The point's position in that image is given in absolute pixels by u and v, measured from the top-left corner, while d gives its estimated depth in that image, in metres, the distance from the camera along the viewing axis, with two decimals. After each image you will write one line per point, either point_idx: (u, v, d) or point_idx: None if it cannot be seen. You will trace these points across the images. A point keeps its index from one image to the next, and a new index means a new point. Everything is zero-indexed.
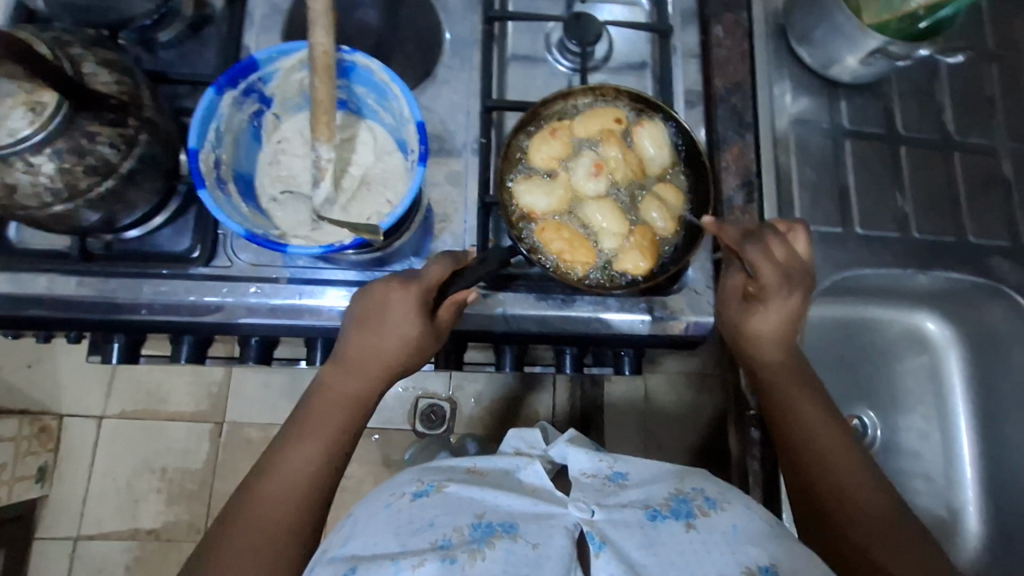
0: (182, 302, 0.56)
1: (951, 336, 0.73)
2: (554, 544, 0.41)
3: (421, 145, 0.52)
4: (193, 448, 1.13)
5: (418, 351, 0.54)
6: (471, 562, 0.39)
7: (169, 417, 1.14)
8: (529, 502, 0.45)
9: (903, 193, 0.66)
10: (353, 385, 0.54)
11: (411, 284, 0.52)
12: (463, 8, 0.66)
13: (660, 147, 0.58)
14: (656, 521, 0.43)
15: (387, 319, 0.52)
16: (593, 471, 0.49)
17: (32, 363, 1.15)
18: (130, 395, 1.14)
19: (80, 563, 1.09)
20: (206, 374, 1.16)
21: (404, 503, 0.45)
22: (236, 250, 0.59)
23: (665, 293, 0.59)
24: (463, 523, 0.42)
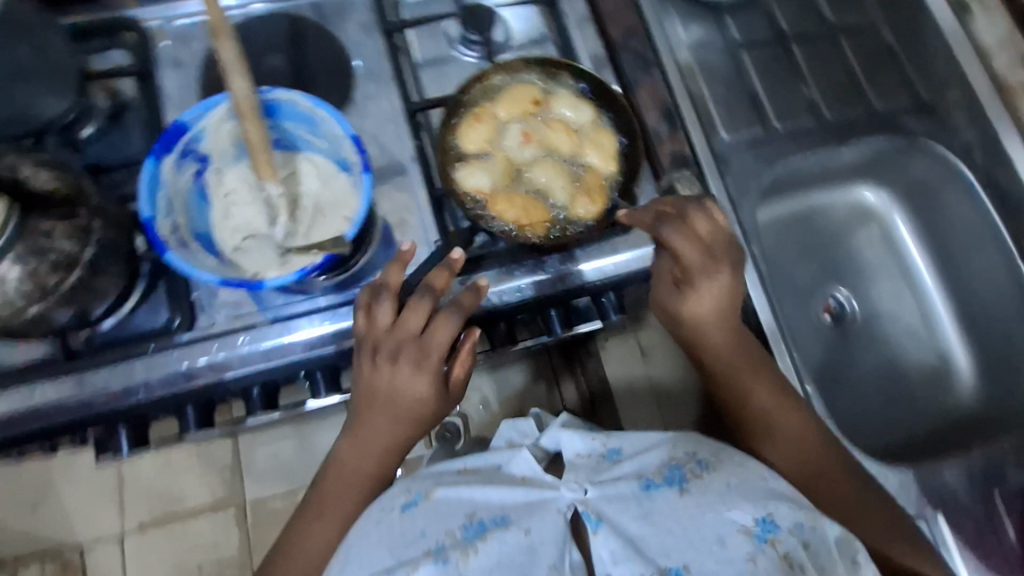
0: (177, 371, 0.58)
1: (890, 199, 0.78)
2: (544, 528, 0.43)
3: (361, 155, 0.55)
4: (222, 537, 1.12)
5: (427, 420, 0.59)
6: (463, 560, 0.42)
7: (190, 513, 1.12)
8: (520, 492, 0.46)
9: (807, 84, 0.71)
10: (365, 464, 0.59)
11: (419, 363, 0.55)
12: (363, 31, 0.69)
13: (577, 107, 0.62)
14: (650, 490, 0.44)
15: (397, 389, 0.56)
16: (587, 453, 0.50)
17: (36, 503, 1.12)
18: (145, 505, 1.12)
19: None
20: (214, 460, 1.14)
21: (395, 516, 0.47)
22: (214, 308, 0.60)
23: (624, 230, 0.62)
24: (455, 525, 0.44)
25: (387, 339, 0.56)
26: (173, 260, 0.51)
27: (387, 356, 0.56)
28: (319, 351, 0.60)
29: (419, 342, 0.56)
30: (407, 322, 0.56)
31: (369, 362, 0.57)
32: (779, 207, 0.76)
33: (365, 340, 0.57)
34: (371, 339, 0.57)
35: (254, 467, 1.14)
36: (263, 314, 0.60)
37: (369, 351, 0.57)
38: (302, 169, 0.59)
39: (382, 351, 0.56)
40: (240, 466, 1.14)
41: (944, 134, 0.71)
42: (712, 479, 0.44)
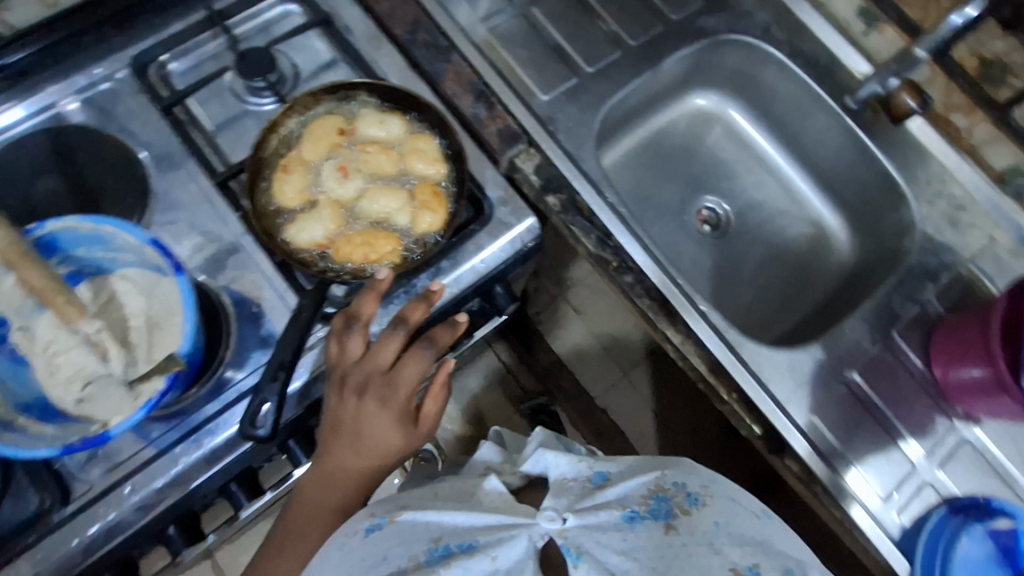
0: (69, 552, 0.52)
1: (720, 98, 0.80)
2: (512, 554, 0.41)
3: (168, 258, 0.50)
4: None
5: (401, 455, 0.54)
6: None
7: None
8: (493, 517, 0.44)
9: (602, 18, 0.72)
10: (332, 498, 0.53)
11: (384, 399, 0.51)
12: (140, 118, 0.63)
13: (382, 122, 0.60)
14: (636, 523, 0.42)
15: (363, 424, 0.51)
16: (573, 476, 0.49)
17: None
18: None
19: None
20: None
21: (356, 541, 0.45)
22: (85, 468, 0.54)
23: (480, 222, 0.59)
24: (419, 550, 0.42)
25: (358, 371, 0.51)
26: None
27: (354, 390, 0.51)
28: (217, 468, 0.55)
29: (391, 377, 0.52)
30: (378, 356, 0.52)
31: (337, 395, 0.52)
32: (620, 146, 0.78)
33: (336, 370, 0.53)
34: (340, 370, 0.52)
35: None
36: (142, 451, 0.55)
37: (337, 386, 0.52)
38: (118, 288, 0.53)
39: (348, 387, 0.51)
40: None
41: (740, 22, 0.72)
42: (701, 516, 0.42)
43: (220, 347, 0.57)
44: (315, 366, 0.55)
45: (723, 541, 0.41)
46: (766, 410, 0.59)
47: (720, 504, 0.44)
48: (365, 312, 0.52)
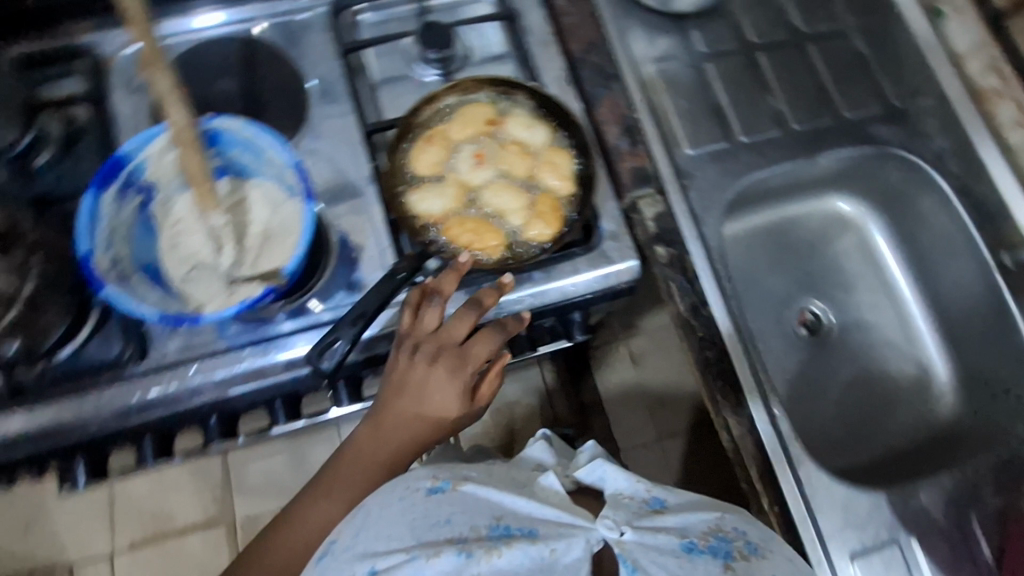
0: (129, 403, 0.57)
1: (865, 209, 0.76)
2: (571, 555, 0.43)
3: (302, 184, 0.54)
4: (210, 558, 1.08)
5: (451, 426, 0.56)
6: (485, 556, 0.41)
7: (181, 531, 1.09)
8: (553, 511, 0.46)
9: (773, 94, 0.70)
10: (379, 455, 0.55)
11: (454, 370, 0.54)
12: (320, 53, 0.69)
13: (531, 126, 0.62)
14: (696, 556, 0.43)
15: (429, 392, 0.54)
16: (631, 494, 0.50)
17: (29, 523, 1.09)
18: (137, 522, 1.09)
19: None
20: (207, 477, 1.12)
21: (419, 496, 0.47)
22: (166, 336, 0.59)
23: (585, 248, 0.59)
24: (481, 523, 0.44)
25: (433, 342, 0.54)
26: (110, 295, 0.51)
27: (426, 357, 0.54)
28: (270, 381, 0.59)
29: (461, 355, 0.54)
30: (453, 331, 0.54)
31: (406, 358, 0.54)
32: (746, 221, 0.75)
33: (409, 338, 0.55)
34: (414, 337, 0.55)
35: (246, 485, 1.12)
36: (217, 341, 0.59)
37: (409, 350, 0.54)
38: (252, 195, 0.58)
39: (421, 353, 0.54)
40: (231, 484, 1.12)
41: (916, 141, 0.69)
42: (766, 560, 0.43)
43: (317, 274, 0.61)
44: (389, 324, 0.57)
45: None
46: (804, 535, 0.56)
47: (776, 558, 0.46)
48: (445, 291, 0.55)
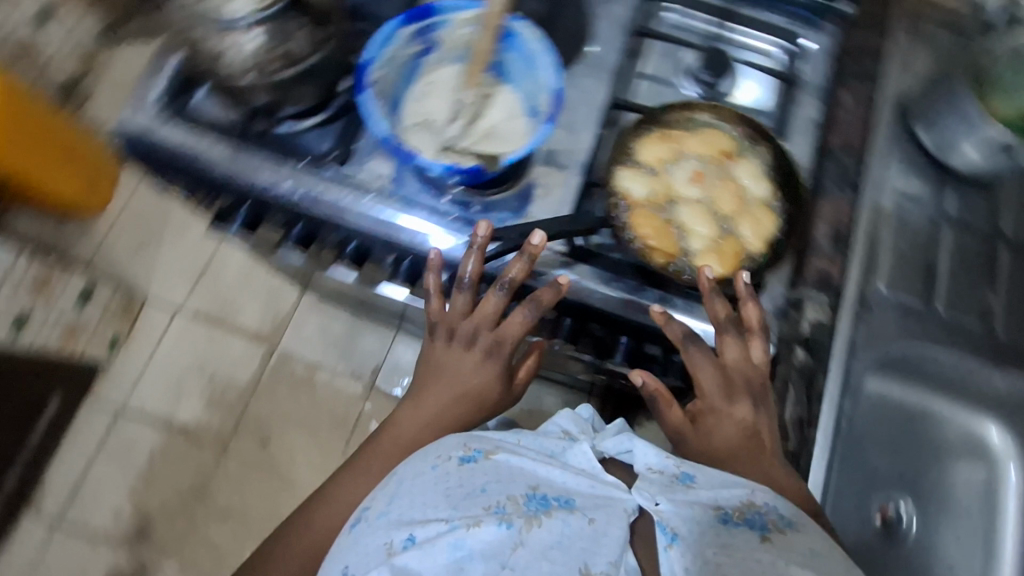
0: (308, 189, 0.65)
1: (1010, 449, 0.73)
2: (611, 529, 0.53)
3: (552, 109, 0.59)
4: (241, 366, 1.42)
5: (478, 404, 0.68)
6: (526, 527, 0.51)
7: (232, 329, 1.44)
8: (587, 484, 0.57)
9: (994, 290, 0.70)
10: (411, 430, 0.67)
11: (486, 354, 0.66)
12: (614, 21, 0.74)
13: (758, 179, 0.63)
14: (731, 526, 0.51)
15: (465, 375, 0.67)
16: (659, 467, 0.58)
17: (138, 244, 1.48)
18: (207, 298, 1.45)
19: (116, 433, 1.37)
20: (277, 298, 1.45)
21: (453, 465, 0.58)
22: (366, 159, 0.68)
23: (738, 307, 0.59)
24: (518, 492, 0.54)
25: (467, 325, 0.66)
26: (364, 99, 0.58)
27: (461, 339, 0.66)
28: (409, 244, 0.65)
29: (495, 330, 0.66)
30: (484, 309, 0.64)
31: (442, 344, 0.68)
32: (887, 386, 0.71)
33: (440, 326, 0.67)
34: (446, 324, 0.66)
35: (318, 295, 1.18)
36: (396, 187, 0.67)
37: (444, 335, 0.67)
38: (500, 96, 0.64)
39: (455, 337, 0.67)
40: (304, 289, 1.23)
41: None
42: (796, 534, 0.50)
43: (494, 189, 0.66)
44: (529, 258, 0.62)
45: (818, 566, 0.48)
46: None
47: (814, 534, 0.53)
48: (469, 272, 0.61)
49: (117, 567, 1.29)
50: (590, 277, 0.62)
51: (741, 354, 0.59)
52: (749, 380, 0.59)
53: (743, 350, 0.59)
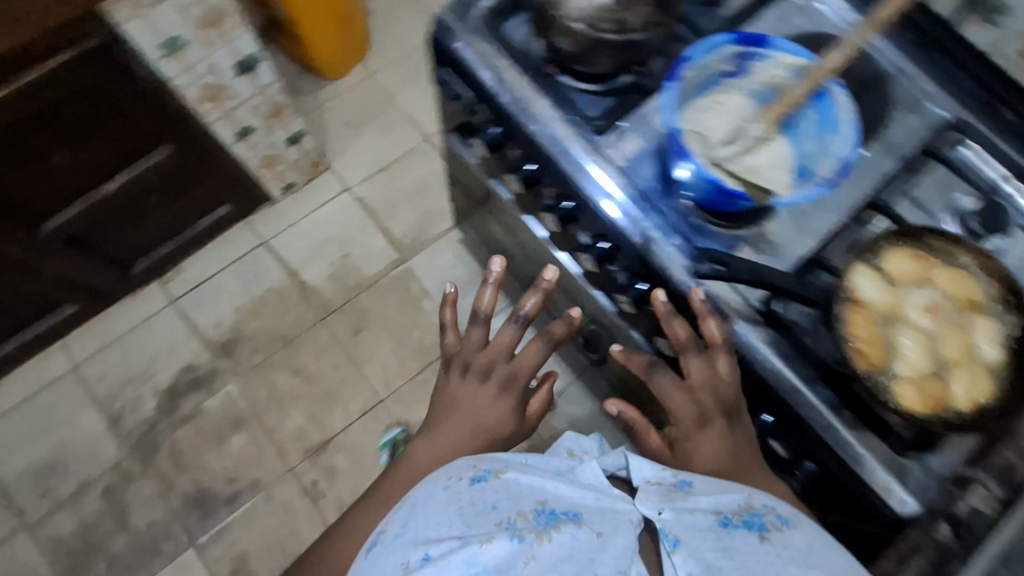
0: (561, 141, 0.70)
1: None
2: (616, 536, 0.55)
3: (835, 175, 0.61)
4: (376, 259, 1.61)
5: (488, 435, 0.80)
6: (538, 541, 0.53)
7: (382, 228, 1.64)
8: (592, 496, 0.60)
9: None
10: (426, 457, 0.78)
11: (497, 385, 0.83)
12: (914, 130, 0.71)
13: (993, 342, 0.60)
14: (732, 530, 0.54)
15: (478, 407, 0.81)
16: (657, 479, 0.62)
17: (348, 124, 1.71)
18: (377, 191, 1.67)
19: (259, 253, 1.58)
20: (427, 225, 1.65)
21: (464, 485, 0.62)
22: (620, 139, 0.71)
23: (896, 446, 0.60)
24: (528, 507, 0.58)
25: (482, 356, 0.84)
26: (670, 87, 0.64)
27: (476, 371, 0.83)
28: (625, 233, 0.68)
29: (509, 363, 0.84)
30: (501, 343, 0.84)
31: (459, 379, 0.83)
32: None
33: (458, 360, 0.86)
34: (465, 358, 0.85)
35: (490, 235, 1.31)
36: (635, 177, 0.69)
37: (461, 370, 0.84)
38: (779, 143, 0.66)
39: (473, 371, 0.83)
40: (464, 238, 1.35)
41: None
42: (792, 532, 0.53)
43: (726, 227, 0.67)
44: (724, 298, 0.65)
45: (814, 562, 0.51)
46: None
47: (811, 532, 0.56)
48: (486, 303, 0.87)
49: (206, 360, 1.51)
50: (705, 301, 0.63)
51: (707, 374, 0.64)
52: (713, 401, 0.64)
53: (708, 370, 0.64)
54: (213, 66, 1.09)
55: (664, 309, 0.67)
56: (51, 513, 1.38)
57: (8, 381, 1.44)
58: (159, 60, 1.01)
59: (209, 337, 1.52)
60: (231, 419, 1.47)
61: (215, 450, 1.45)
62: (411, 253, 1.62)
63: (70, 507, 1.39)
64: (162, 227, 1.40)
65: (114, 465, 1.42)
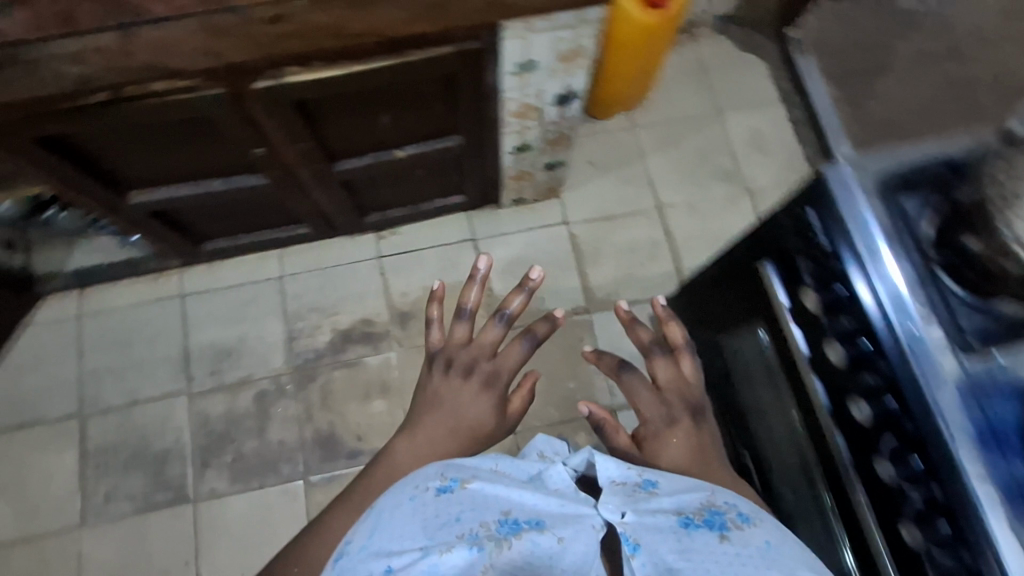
0: (927, 341, 0.63)
1: None
2: (579, 542, 0.60)
3: None
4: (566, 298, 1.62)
5: (483, 423, 0.90)
6: (498, 550, 0.57)
7: (583, 272, 1.65)
8: (558, 505, 0.63)
9: None
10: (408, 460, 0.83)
11: (487, 384, 0.94)
12: None
13: None
14: (690, 529, 0.59)
15: (459, 402, 0.91)
16: (621, 479, 0.68)
17: (592, 164, 1.73)
18: (592, 236, 1.68)
19: (469, 246, 1.64)
20: (625, 288, 1.63)
21: (428, 496, 0.64)
22: (996, 369, 0.61)
23: None
24: (490, 518, 0.61)
25: (466, 352, 0.97)
26: None
27: (464, 369, 0.95)
28: (977, 490, 0.58)
29: (491, 360, 0.96)
30: (487, 341, 0.98)
31: (444, 374, 0.94)
32: None
33: (444, 355, 0.98)
34: (447, 355, 0.97)
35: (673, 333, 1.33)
36: (998, 418, 0.60)
37: (446, 365, 0.96)
38: None
39: (456, 364, 0.95)
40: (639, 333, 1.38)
41: None
42: (752, 531, 0.60)
43: None
44: None
45: (772, 557, 0.58)
46: None
47: (767, 526, 0.63)
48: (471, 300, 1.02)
49: (384, 320, 1.57)
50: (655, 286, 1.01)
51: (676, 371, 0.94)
52: (682, 391, 0.90)
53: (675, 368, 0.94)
54: (542, 90, 1.13)
55: (630, 320, 1.02)
56: (210, 392, 1.49)
57: (227, 264, 1.58)
58: (507, 74, 1.05)
59: (395, 301, 1.58)
60: (382, 383, 1.51)
61: (358, 404, 1.49)
62: (598, 307, 1.61)
63: (227, 393, 1.49)
64: (409, 193, 1.49)
65: (274, 376, 1.51)
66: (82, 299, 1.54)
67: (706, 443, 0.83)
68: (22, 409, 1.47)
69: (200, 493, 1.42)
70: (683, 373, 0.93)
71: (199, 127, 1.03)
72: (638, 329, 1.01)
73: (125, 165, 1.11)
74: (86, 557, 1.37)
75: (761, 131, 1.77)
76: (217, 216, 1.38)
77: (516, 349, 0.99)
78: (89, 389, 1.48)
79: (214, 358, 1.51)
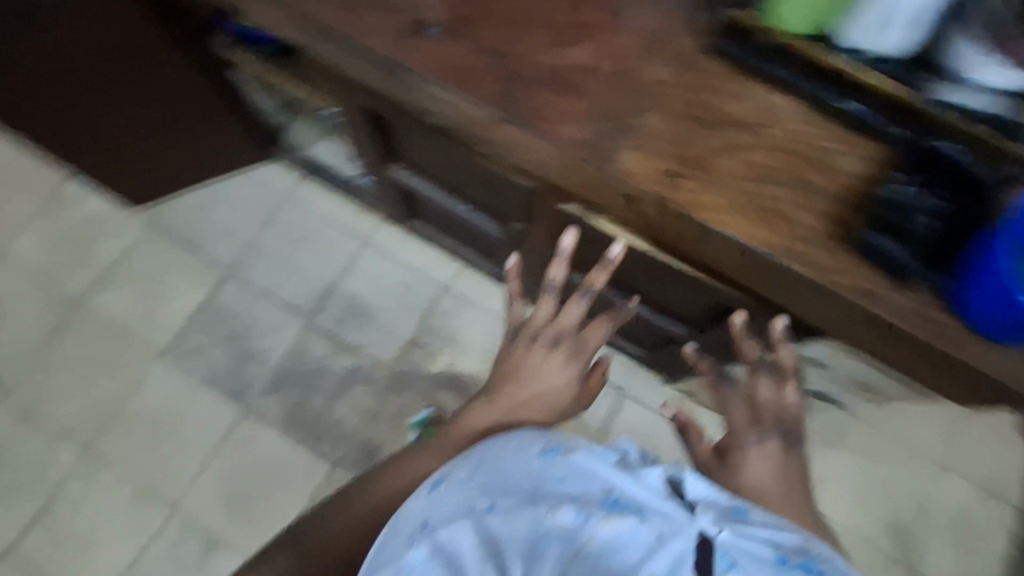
0: None
1: None
2: (675, 542, 0.51)
3: None
4: None
5: (563, 398, 0.78)
6: (603, 527, 0.51)
7: None
8: (655, 499, 0.55)
9: None
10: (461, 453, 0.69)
11: (569, 356, 0.81)
12: None
13: None
14: (788, 567, 0.50)
15: (546, 376, 0.78)
16: (715, 500, 0.57)
17: None
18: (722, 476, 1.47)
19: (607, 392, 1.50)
20: None
21: (533, 455, 0.58)
22: None
23: None
24: (592, 492, 0.55)
25: (553, 328, 0.82)
26: None
27: (543, 342, 0.81)
28: None
29: (576, 337, 0.83)
30: (568, 317, 0.83)
31: (527, 348, 0.81)
32: None
33: (535, 335, 0.82)
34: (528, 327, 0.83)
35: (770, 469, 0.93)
36: None
37: (529, 340, 0.82)
38: None
39: (540, 339, 0.81)
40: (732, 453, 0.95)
41: None
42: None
43: None
44: None
45: None
46: None
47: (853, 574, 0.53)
48: (558, 275, 0.84)
49: None
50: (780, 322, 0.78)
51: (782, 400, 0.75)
52: (777, 415, 0.74)
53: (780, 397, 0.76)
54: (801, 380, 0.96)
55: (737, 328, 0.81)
56: (321, 334, 1.52)
57: (416, 244, 1.59)
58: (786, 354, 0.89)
59: None
60: None
61: None
62: None
63: (331, 345, 1.51)
64: None
65: (376, 363, 1.51)
66: (298, 184, 1.62)
67: (799, 482, 0.67)
68: (191, 233, 1.56)
69: (251, 407, 1.46)
70: (787, 397, 0.76)
71: (487, 181, 0.99)
72: (744, 343, 0.80)
73: (410, 152, 1.12)
74: (143, 381, 1.46)
75: (972, 524, 1.44)
76: (438, 217, 1.37)
77: (603, 329, 0.85)
78: (246, 258, 1.55)
79: (346, 309, 1.54)
